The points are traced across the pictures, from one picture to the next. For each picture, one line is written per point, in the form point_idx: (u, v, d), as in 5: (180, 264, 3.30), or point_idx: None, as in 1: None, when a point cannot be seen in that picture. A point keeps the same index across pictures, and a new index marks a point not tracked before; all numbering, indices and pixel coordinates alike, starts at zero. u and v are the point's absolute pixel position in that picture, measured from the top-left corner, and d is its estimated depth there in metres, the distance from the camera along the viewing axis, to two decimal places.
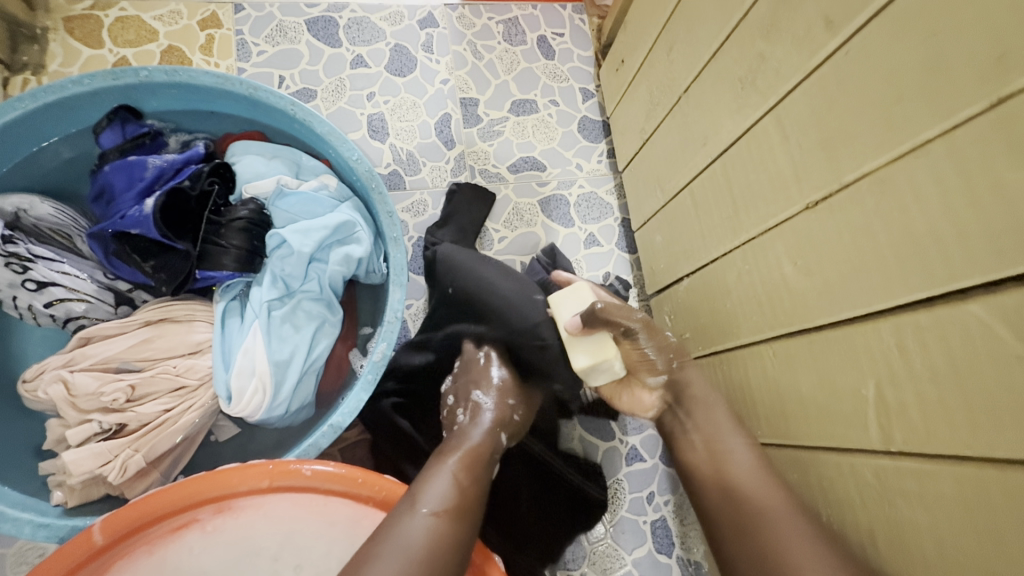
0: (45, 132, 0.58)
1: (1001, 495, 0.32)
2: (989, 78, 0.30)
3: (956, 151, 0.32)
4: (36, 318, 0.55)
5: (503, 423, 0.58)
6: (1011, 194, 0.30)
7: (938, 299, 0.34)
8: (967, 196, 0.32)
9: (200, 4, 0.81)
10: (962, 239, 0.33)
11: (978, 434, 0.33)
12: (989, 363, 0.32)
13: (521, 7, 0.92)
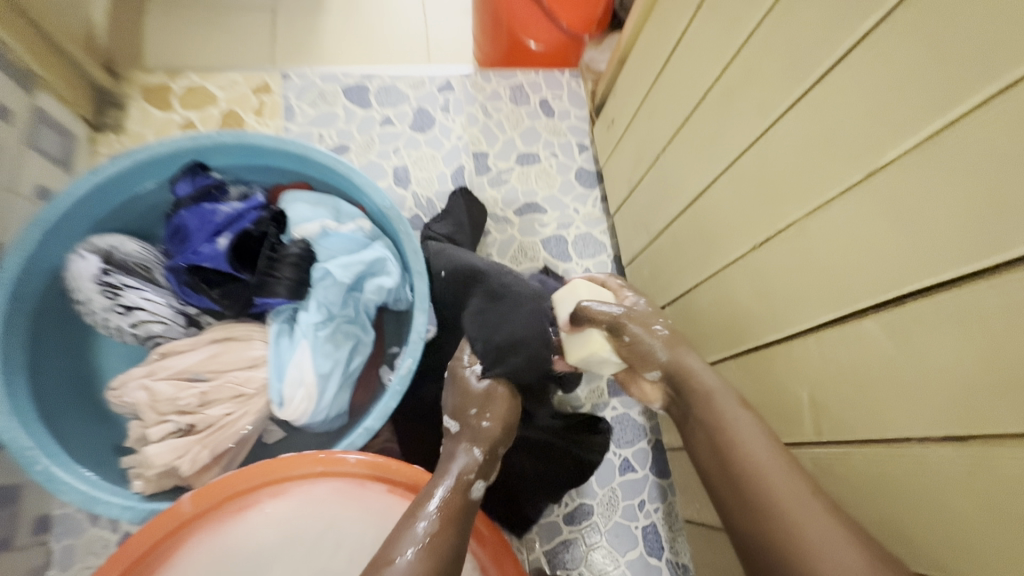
0: (134, 183, 0.71)
1: (908, 465, 0.41)
2: (862, 156, 0.42)
3: (849, 206, 0.44)
4: (124, 336, 0.67)
5: (473, 438, 0.59)
6: (885, 238, 0.41)
7: (850, 317, 0.45)
8: (859, 239, 0.43)
9: (255, 76, 0.97)
10: (859, 271, 0.43)
11: (886, 420, 0.43)
12: (888, 364, 0.42)
13: (526, 74, 1.07)
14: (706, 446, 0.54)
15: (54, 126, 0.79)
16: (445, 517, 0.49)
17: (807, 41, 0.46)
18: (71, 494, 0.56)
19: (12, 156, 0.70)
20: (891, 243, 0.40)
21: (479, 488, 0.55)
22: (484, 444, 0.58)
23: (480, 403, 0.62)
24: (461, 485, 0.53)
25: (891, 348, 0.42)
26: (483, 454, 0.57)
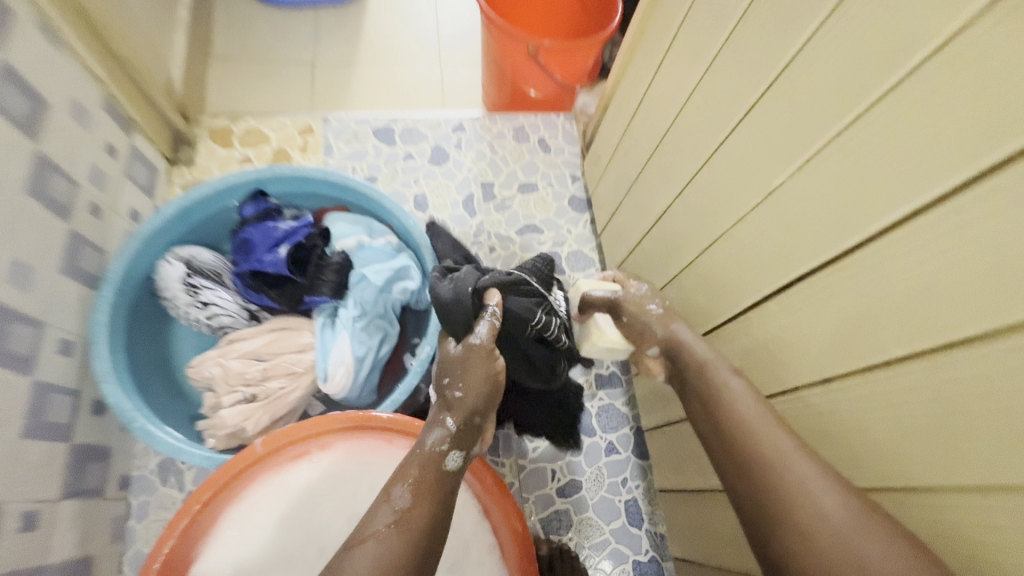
0: (210, 205, 0.89)
1: (805, 408, 0.56)
2: (764, 183, 0.58)
3: (759, 219, 0.60)
4: (202, 326, 0.84)
5: (446, 408, 0.60)
6: (781, 241, 0.56)
7: (764, 301, 0.60)
8: (766, 243, 0.59)
9: (301, 120, 1.16)
10: (768, 266, 0.59)
11: (792, 376, 0.57)
12: (788, 333, 0.57)
13: (527, 117, 1.26)
14: (700, 409, 0.59)
15: (144, 160, 0.97)
16: (420, 497, 0.53)
17: (726, 100, 0.63)
18: (163, 445, 0.71)
19: (117, 185, 0.88)
20: (784, 244, 0.56)
21: (455, 458, 0.57)
22: (457, 416, 0.59)
23: (454, 374, 0.62)
24: (433, 458, 0.56)
25: (789, 320, 0.57)
26: (457, 424, 0.59)
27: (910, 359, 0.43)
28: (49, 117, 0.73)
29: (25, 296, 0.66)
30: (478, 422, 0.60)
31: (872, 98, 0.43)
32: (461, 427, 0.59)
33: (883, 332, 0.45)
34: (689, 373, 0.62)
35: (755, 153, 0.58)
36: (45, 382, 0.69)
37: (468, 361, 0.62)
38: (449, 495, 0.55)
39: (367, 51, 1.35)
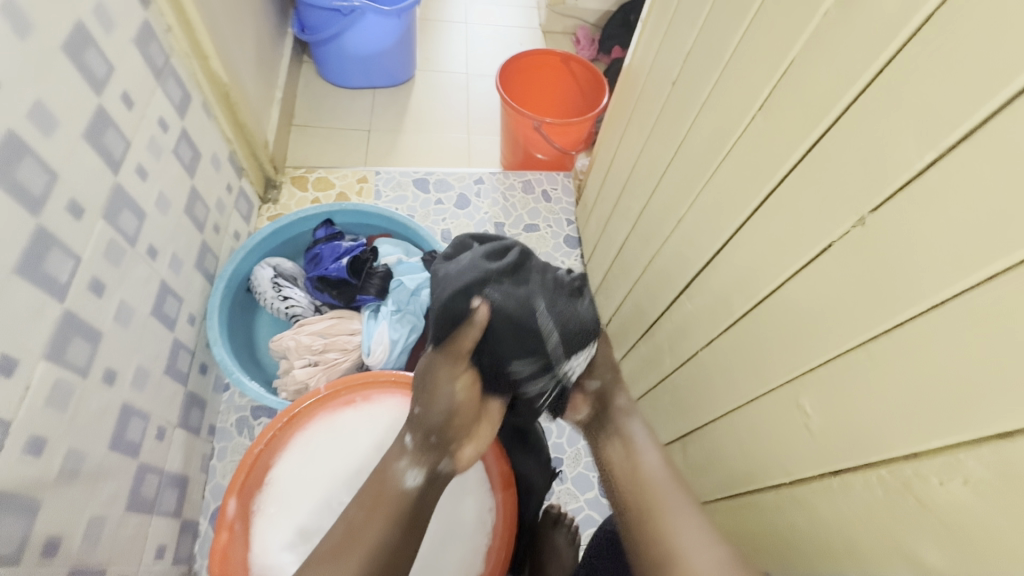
0: (293, 229, 1.21)
1: (704, 363, 0.80)
2: (676, 210, 0.87)
3: (677, 237, 0.87)
4: (280, 313, 1.13)
5: (410, 429, 0.74)
6: (688, 248, 0.84)
7: (681, 293, 0.87)
8: (682, 252, 0.86)
9: (359, 172, 1.52)
10: (683, 267, 0.85)
11: (694, 341, 0.83)
12: (694, 312, 0.82)
13: (534, 174, 1.59)
14: (621, 456, 0.75)
15: (246, 197, 1.31)
16: (376, 517, 0.67)
17: (660, 159, 0.92)
18: (252, 392, 0.98)
19: (230, 213, 1.21)
20: (689, 251, 0.83)
21: (413, 476, 0.71)
22: (417, 439, 0.73)
23: (417, 397, 0.74)
24: (394, 477, 0.71)
25: (694, 304, 0.83)
26: (416, 443, 0.73)
27: (748, 312, 0.68)
28: (201, 163, 1.07)
29: (175, 279, 0.97)
30: (433, 442, 0.73)
31: (726, 152, 0.72)
32: (418, 447, 0.72)
33: (736, 300, 0.71)
34: (612, 417, 0.79)
35: (675, 193, 0.87)
36: (178, 341, 0.97)
37: (432, 377, 0.73)
38: (405, 510, 0.69)
39: (411, 122, 1.74)
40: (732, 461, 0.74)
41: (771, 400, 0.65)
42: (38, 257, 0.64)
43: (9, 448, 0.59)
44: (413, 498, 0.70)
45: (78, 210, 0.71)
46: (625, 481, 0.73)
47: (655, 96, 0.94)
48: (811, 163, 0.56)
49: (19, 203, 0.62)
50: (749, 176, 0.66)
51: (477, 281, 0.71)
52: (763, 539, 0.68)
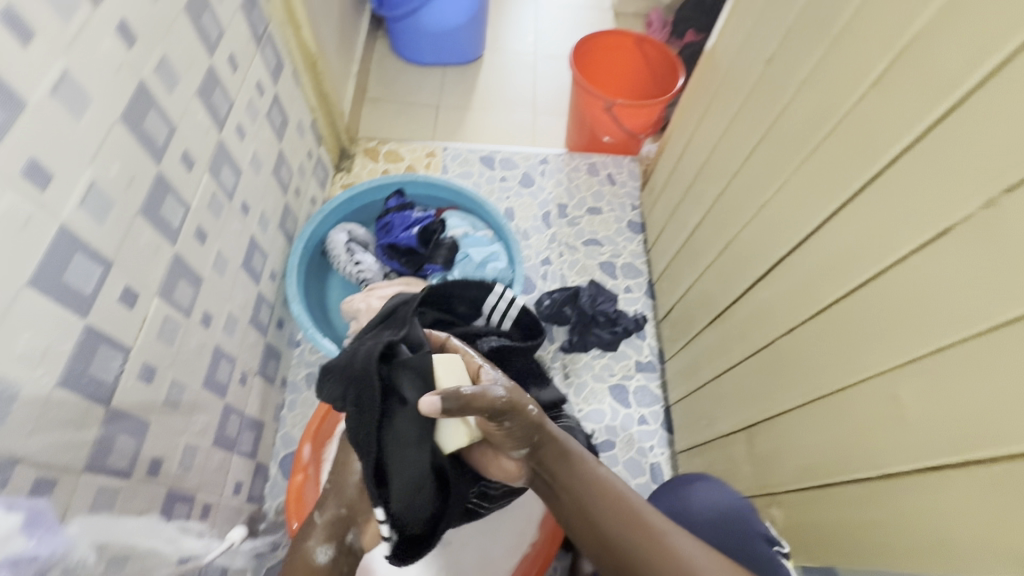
0: (366, 197, 1.26)
1: (780, 354, 0.78)
2: (755, 196, 0.86)
3: (758, 222, 0.85)
4: (352, 277, 1.18)
5: (320, 507, 0.70)
6: (769, 233, 0.82)
7: (757, 280, 0.85)
8: (762, 236, 0.84)
9: (427, 147, 1.55)
10: (763, 255, 0.83)
11: (769, 329, 0.81)
12: (770, 301, 0.81)
13: (600, 157, 1.57)
14: (571, 503, 0.60)
15: (323, 164, 1.36)
16: None
17: (743, 141, 0.90)
18: (325, 348, 1.03)
19: (309, 178, 1.26)
20: (770, 236, 0.82)
21: (324, 552, 0.66)
22: (328, 512, 0.69)
23: (328, 481, 0.73)
24: (304, 556, 0.66)
25: (774, 292, 0.80)
26: (324, 519, 0.69)
27: (841, 299, 0.66)
28: (289, 128, 1.12)
29: (261, 236, 1.02)
30: (344, 513, 0.69)
31: (829, 128, 0.68)
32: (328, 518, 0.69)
33: (827, 287, 0.68)
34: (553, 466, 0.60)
35: (758, 177, 0.84)
36: (260, 294, 1.03)
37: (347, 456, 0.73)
38: None
39: (480, 101, 1.75)
40: (807, 453, 0.72)
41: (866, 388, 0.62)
42: (158, 201, 0.69)
43: (129, 371, 0.64)
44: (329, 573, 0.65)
45: (189, 162, 0.76)
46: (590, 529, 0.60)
47: (743, 73, 0.91)
48: (938, 137, 0.53)
49: (147, 151, 0.66)
50: (862, 154, 0.63)
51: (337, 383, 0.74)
52: (835, 532, 0.67)
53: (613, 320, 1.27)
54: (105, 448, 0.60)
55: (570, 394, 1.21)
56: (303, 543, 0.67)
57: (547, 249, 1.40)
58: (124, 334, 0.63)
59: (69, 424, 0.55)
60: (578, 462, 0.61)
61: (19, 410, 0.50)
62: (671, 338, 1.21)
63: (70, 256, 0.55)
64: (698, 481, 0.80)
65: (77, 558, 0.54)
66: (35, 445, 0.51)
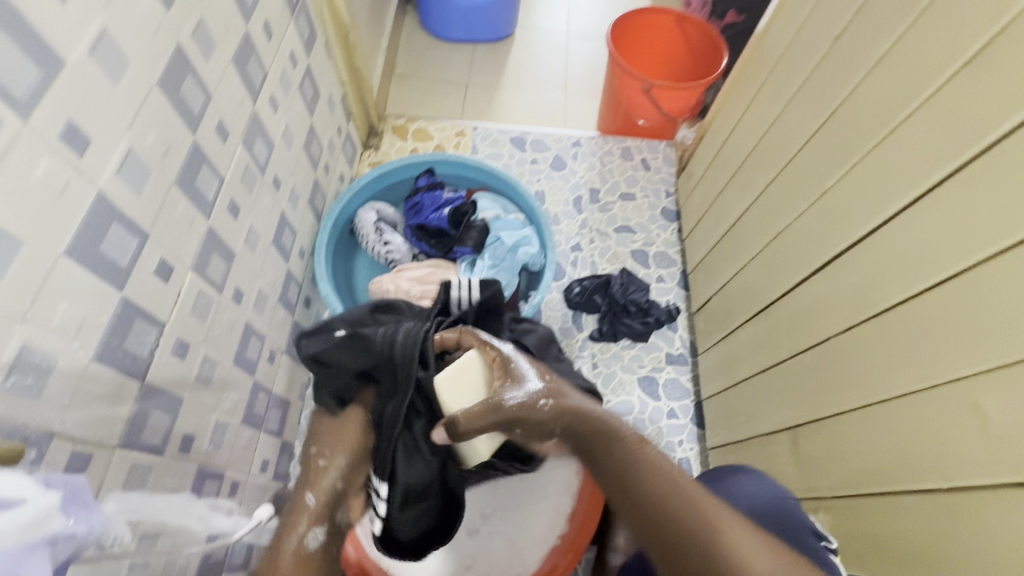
0: (396, 175, 1.22)
1: (838, 351, 0.75)
2: (816, 186, 0.83)
3: (819, 213, 0.82)
4: (380, 257, 1.16)
5: (310, 485, 0.69)
6: (832, 224, 0.79)
7: (812, 274, 0.82)
8: (823, 228, 0.81)
9: (456, 126, 1.52)
10: (824, 248, 0.80)
11: (826, 324, 0.78)
12: (829, 297, 0.78)
13: (634, 141, 1.51)
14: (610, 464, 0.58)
15: (351, 141, 1.33)
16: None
17: (801, 126, 0.87)
18: None
19: (338, 155, 1.23)
20: (834, 228, 0.79)
21: (315, 538, 0.68)
22: (320, 495, 0.68)
23: (321, 449, 0.69)
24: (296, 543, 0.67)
25: (835, 286, 0.77)
26: (317, 501, 0.68)
27: (919, 294, 0.63)
28: (320, 102, 1.09)
29: (291, 212, 1.00)
30: (339, 490, 0.68)
31: (911, 109, 0.65)
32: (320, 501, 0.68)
33: (903, 283, 0.65)
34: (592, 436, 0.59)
35: (821, 162, 0.81)
36: (289, 272, 1.01)
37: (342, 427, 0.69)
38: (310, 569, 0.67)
39: (512, 80, 1.69)
40: (865, 456, 0.69)
41: (948, 391, 0.58)
42: (193, 172, 0.67)
43: (162, 347, 0.62)
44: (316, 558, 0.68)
45: (224, 133, 0.73)
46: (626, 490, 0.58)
47: (803, 54, 0.87)
48: None
49: (183, 119, 0.64)
50: (950, 139, 0.60)
51: (326, 362, 0.67)
52: (896, 542, 0.63)
53: (645, 310, 1.23)
54: (138, 425, 0.59)
55: (598, 384, 1.18)
56: (291, 525, 0.67)
57: (578, 235, 1.36)
58: (159, 308, 0.62)
59: (104, 399, 0.54)
60: (612, 438, 0.58)
61: (55, 384, 0.48)
62: (705, 330, 1.17)
63: (107, 226, 0.53)
64: (741, 474, 0.76)
65: (113, 534, 0.53)
66: (71, 419, 0.50)
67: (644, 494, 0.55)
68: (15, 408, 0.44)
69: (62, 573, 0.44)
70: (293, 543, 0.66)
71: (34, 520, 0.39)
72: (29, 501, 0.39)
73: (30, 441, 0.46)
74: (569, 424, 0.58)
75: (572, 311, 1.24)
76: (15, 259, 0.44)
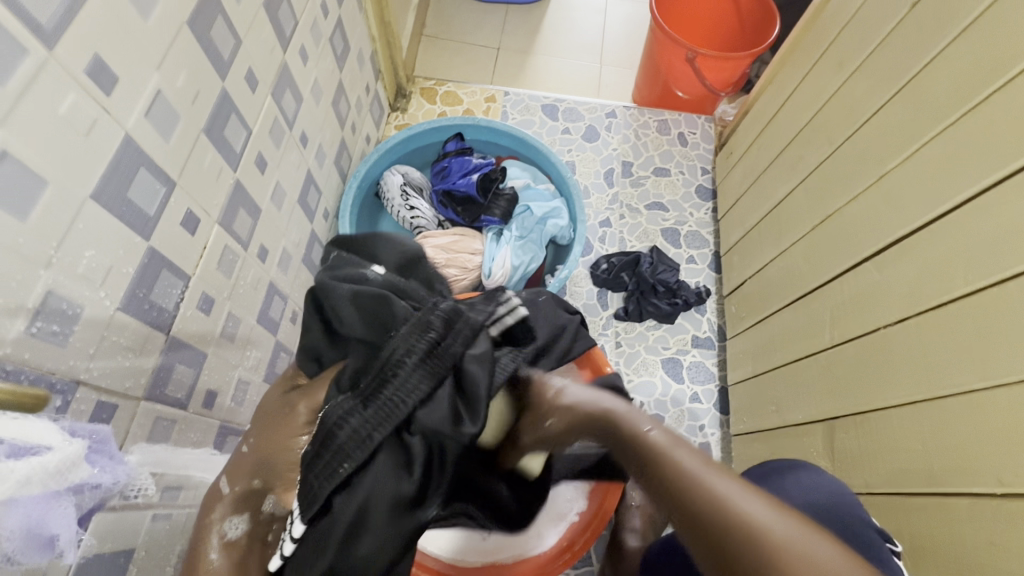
0: (424, 138, 1.18)
1: (890, 343, 0.71)
2: (876, 164, 0.78)
3: (879, 194, 0.77)
4: (404, 222, 1.13)
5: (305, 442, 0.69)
6: (892, 205, 0.74)
7: (864, 260, 0.78)
8: (882, 209, 0.76)
9: (487, 91, 1.46)
10: (882, 231, 0.75)
11: (878, 314, 0.74)
12: (883, 284, 0.74)
13: (672, 113, 1.44)
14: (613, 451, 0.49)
15: (378, 102, 1.29)
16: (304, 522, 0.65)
17: (869, 97, 0.82)
18: None
19: (365, 115, 1.20)
20: (894, 210, 0.74)
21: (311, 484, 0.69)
22: (238, 485, 0.53)
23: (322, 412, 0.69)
24: None
25: (897, 272, 0.72)
26: (234, 490, 0.53)
27: (990, 287, 0.59)
28: (350, 57, 1.05)
29: (318, 171, 0.97)
30: (258, 485, 0.54)
31: (1010, 75, 0.60)
32: (239, 490, 0.53)
33: (974, 271, 0.61)
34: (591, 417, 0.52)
35: (890, 136, 0.76)
36: (313, 232, 0.99)
37: (278, 418, 0.57)
38: None
39: (544, 45, 1.56)
40: (910, 452, 0.66)
41: (1014, 391, 0.55)
42: (222, 121, 0.64)
43: (188, 301, 0.61)
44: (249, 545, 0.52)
45: (253, 83, 0.70)
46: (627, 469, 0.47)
47: (880, 18, 0.82)
48: None
49: (213, 64, 0.61)
50: None
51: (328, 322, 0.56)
52: (938, 543, 0.61)
53: (673, 291, 1.19)
54: (162, 378, 0.58)
55: (620, 363, 1.16)
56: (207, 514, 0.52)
57: (607, 209, 1.31)
58: (185, 262, 0.60)
59: (130, 349, 0.52)
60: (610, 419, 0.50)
61: (82, 331, 0.47)
62: (737, 315, 1.13)
63: (134, 171, 0.51)
64: (793, 470, 0.69)
65: (136, 485, 0.52)
66: (96, 368, 0.49)
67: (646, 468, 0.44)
68: (41, 355, 0.43)
69: (86, 521, 0.44)
70: (207, 542, 0.51)
71: (58, 469, 0.38)
72: (54, 449, 0.38)
73: (56, 389, 0.45)
74: (578, 425, 0.53)
75: (598, 288, 1.21)
76: (41, 200, 0.42)
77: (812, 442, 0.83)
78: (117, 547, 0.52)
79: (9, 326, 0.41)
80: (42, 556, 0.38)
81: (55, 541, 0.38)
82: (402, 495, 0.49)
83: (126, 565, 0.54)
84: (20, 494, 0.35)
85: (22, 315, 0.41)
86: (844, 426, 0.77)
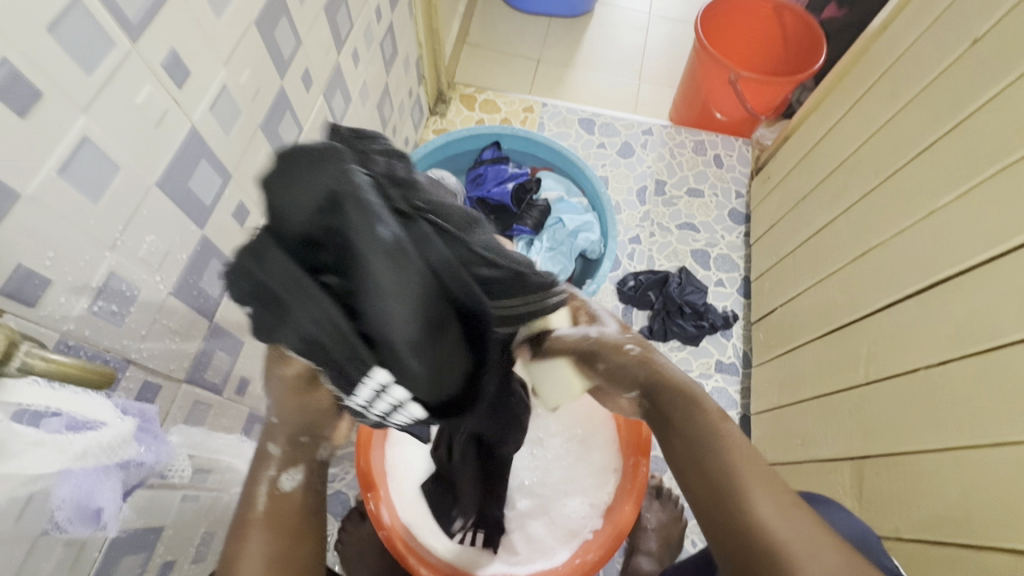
0: (461, 145, 1.19)
1: (927, 384, 0.70)
2: (924, 204, 0.77)
3: (928, 231, 0.75)
4: None
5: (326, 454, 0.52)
6: (939, 241, 0.73)
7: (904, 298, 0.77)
8: (926, 247, 0.75)
9: (524, 101, 1.48)
10: (928, 269, 0.74)
11: (919, 354, 0.72)
12: (923, 323, 0.73)
13: (709, 134, 1.43)
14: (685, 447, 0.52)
15: (419, 106, 1.31)
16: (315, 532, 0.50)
17: (921, 131, 0.80)
18: None
19: (405, 118, 1.22)
20: (938, 248, 0.73)
21: (289, 480, 0.49)
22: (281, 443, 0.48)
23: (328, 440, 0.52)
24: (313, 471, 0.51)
25: (940, 309, 0.71)
26: (282, 449, 0.48)
27: None
28: (397, 61, 1.07)
29: None
30: (307, 442, 0.49)
31: None
32: (280, 449, 0.49)
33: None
34: (667, 403, 0.54)
35: (945, 172, 0.74)
36: None
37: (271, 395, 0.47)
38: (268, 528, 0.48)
39: (583, 59, 1.57)
40: (946, 499, 0.64)
41: None
42: (278, 117, 0.66)
43: None
44: (303, 500, 0.50)
45: (308, 82, 0.72)
46: (692, 471, 0.50)
47: (939, 51, 0.80)
48: None
49: (275, 62, 0.63)
50: None
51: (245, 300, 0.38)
52: None
53: (700, 313, 1.18)
54: (203, 362, 0.59)
55: None
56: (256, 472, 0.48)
57: (638, 226, 1.31)
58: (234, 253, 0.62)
59: (177, 334, 0.54)
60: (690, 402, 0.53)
61: (137, 314, 0.49)
62: (766, 342, 1.12)
63: (197, 162, 0.53)
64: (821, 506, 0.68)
65: (175, 466, 0.52)
66: (146, 349, 0.50)
67: (707, 472, 0.49)
68: (99, 333, 0.45)
69: (129, 496, 0.45)
70: (261, 494, 0.48)
71: (108, 446, 0.39)
72: (108, 425, 0.39)
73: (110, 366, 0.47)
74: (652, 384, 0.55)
75: (624, 305, 1.21)
76: (111, 186, 0.44)
77: (840, 480, 0.81)
78: (150, 523, 0.54)
79: (74, 304, 0.42)
80: (87, 528, 0.40)
81: (101, 515, 0.40)
82: (378, 264, 0.34)
83: (156, 542, 0.56)
84: (74, 467, 0.37)
85: (85, 293, 0.43)
86: (874, 466, 0.76)
